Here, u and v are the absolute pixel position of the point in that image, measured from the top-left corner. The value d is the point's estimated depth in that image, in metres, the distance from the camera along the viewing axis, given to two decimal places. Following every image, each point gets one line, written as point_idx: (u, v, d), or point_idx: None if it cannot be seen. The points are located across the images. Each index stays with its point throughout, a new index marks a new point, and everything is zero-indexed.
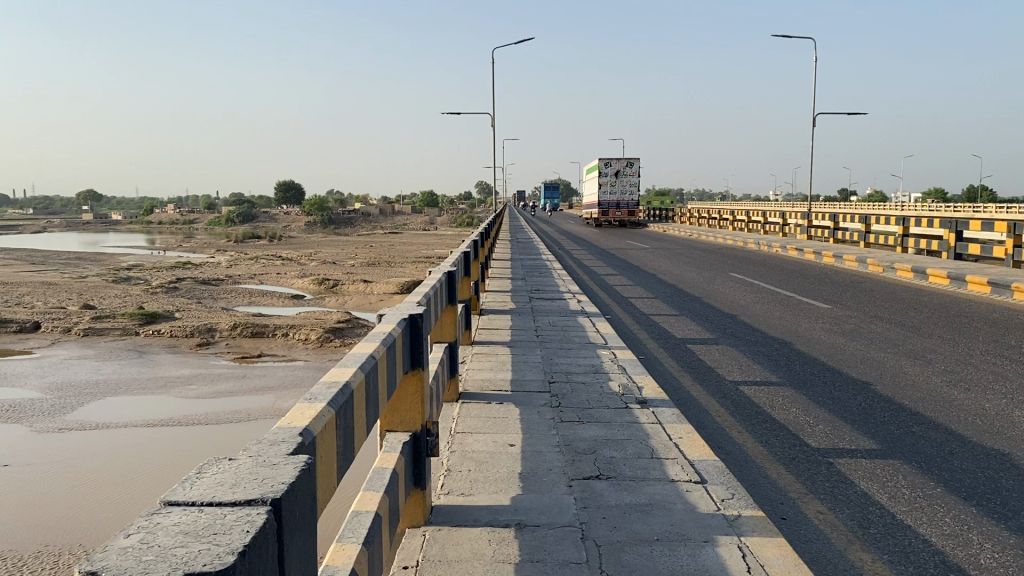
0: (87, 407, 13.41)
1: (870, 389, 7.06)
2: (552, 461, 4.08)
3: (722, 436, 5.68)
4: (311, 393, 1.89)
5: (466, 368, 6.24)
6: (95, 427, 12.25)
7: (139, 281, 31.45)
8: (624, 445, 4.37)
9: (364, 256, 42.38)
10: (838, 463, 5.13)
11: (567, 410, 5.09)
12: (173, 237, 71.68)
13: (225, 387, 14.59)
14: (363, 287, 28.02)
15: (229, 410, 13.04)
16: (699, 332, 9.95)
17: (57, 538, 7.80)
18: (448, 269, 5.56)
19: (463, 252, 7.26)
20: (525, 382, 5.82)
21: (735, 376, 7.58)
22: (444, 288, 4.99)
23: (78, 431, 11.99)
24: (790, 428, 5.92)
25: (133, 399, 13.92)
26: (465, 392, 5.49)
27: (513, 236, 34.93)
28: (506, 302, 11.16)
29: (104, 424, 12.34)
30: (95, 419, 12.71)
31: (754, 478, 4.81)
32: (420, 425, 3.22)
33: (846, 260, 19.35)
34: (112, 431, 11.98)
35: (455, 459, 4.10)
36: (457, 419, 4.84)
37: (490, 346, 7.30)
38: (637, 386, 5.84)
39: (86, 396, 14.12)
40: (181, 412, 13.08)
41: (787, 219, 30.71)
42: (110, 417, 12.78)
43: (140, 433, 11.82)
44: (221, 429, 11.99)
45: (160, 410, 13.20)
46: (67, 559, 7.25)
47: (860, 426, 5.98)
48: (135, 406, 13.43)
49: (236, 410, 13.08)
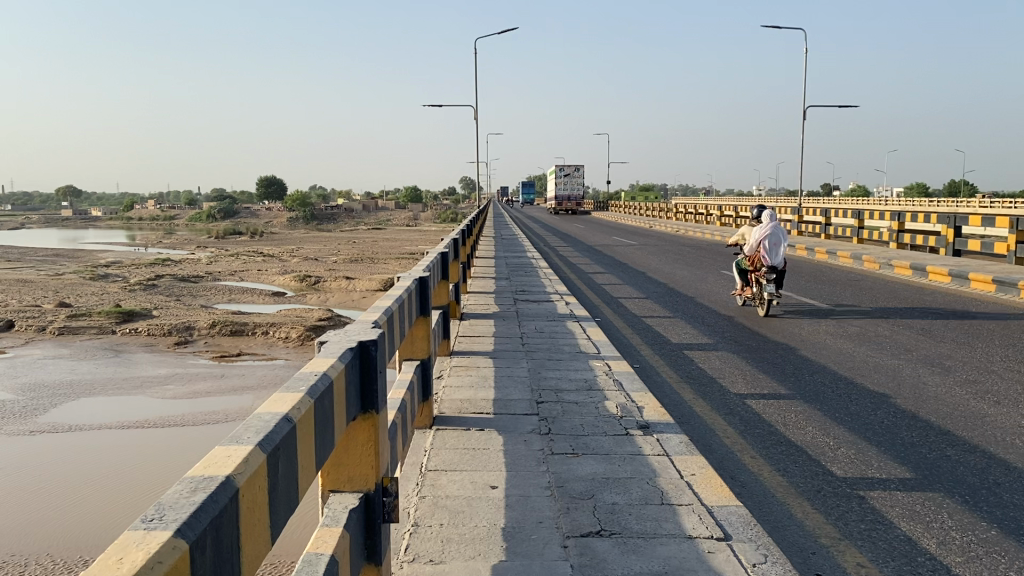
0: (59, 408, 12.62)
1: (891, 404, 6.36)
2: (542, 510, 3.36)
3: (734, 463, 4.96)
4: (156, 510, 1.15)
5: (444, 387, 5.49)
6: (66, 430, 11.40)
7: (117, 279, 30.43)
8: (628, 487, 3.65)
9: (347, 252, 41.54)
10: (870, 498, 4.43)
11: (558, 438, 4.36)
12: (154, 233, 70.62)
13: (202, 387, 13.78)
14: (346, 283, 27.26)
15: (206, 412, 12.23)
16: (698, 336, 9.27)
17: (21, 547, 7.01)
18: (419, 272, 4.81)
19: (440, 253, 6.53)
20: (509, 403, 5.09)
21: (741, 388, 6.86)
22: (413, 296, 4.25)
23: (48, 434, 11.19)
24: (810, 452, 5.23)
25: (106, 400, 13.07)
26: (441, 416, 4.74)
27: (498, 232, 34.14)
28: (490, 304, 10.47)
29: (77, 426, 11.55)
30: (68, 421, 11.94)
31: (777, 520, 4.09)
32: (373, 484, 2.49)
33: (840, 256, 18.74)
34: (80, 434, 11.14)
35: (424, 509, 3.37)
36: (430, 451, 4.10)
37: (471, 357, 6.58)
38: (637, 406, 5.12)
39: (58, 397, 13.32)
40: (156, 413, 12.24)
41: (777, 213, 30.10)
42: (83, 419, 11.93)
43: (112, 435, 11.02)
44: (191, 430, 11.20)
45: (133, 412, 12.35)
46: (33, 569, 6.51)
47: (886, 448, 5.29)
48: (108, 408, 12.59)
49: (215, 410, 12.31)
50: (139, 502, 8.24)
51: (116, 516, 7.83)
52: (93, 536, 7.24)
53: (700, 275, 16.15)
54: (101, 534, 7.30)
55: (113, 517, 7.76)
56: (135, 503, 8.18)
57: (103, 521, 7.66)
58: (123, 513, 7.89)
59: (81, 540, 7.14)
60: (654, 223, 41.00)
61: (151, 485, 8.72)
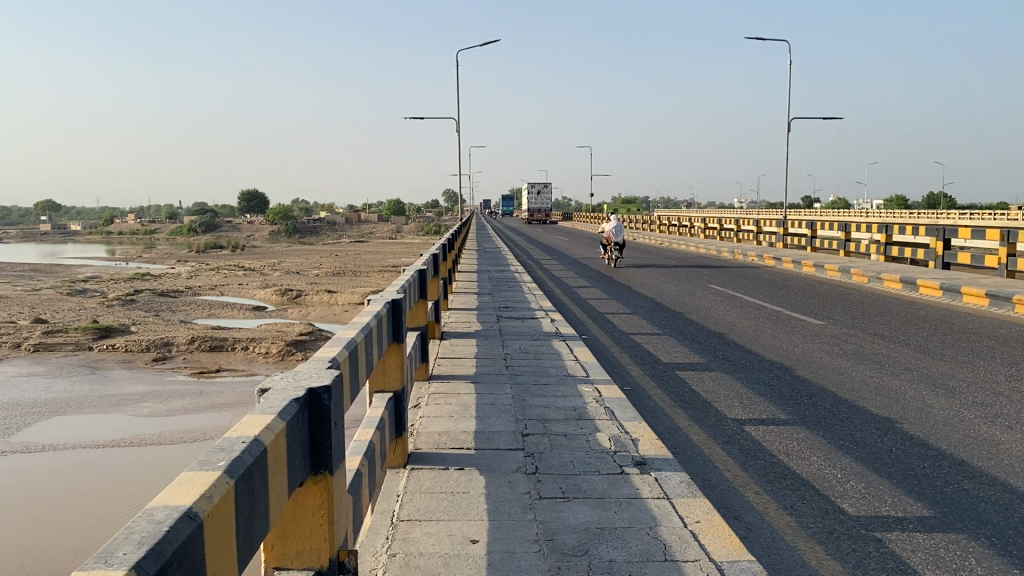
0: (33, 427, 12.05)
1: (897, 430, 5.97)
2: (529, 571, 2.94)
3: (738, 501, 4.55)
4: None
5: (421, 417, 5.06)
6: (41, 449, 10.88)
7: (95, 294, 29.68)
8: (627, 539, 3.24)
9: (329, 266, 40.92)
10: (889, 541, 4.02)
11: (546, 479, 3.94)
12: (134, 248, 69.71)
13: (180, 405, 13.24)
14: (328, 297, 26.73)
15: (184, 429, 11.71)
16: (688, 355, 8.88)
17: None
18: (392, 294, 4.37)
19: (417, 270, 6.08)
20: (493, 436, 4.66)
21: (738, 413, 6.47)
22: (386, 322, 3.80)
23: (20, 454, 10.64)
24: (817, 485, 4.84)
25: (80, 419, 12.51)
26: (418, 453, 4.32)
27: (480, 244, 33.69)
28: (472, 323, 10.05)
29: (51, 445, 11.02)
30: (42, 439, 11.37)
31: (790, 569, 3.69)
32: (325, 561, 2.07)
33: (828, 269, 18.45)
34: (54, 453, 10.62)
35: (394, 569, 2.95)
36: (403, 497, 3.66)
37: (453, 383, 6.14)
38: (631, 439, 4.70)
39: (31, 415, 12.76)
40: (132, 431, 11.72)
41: (761, 225, 29.84)
42: (57, 439, 11.39)
43: (89, 455, 10.43)
44: (169, 449, 10.70)
45: (110, 431, 11.80)
46: None
47: (899, 481, 4.90)
48: (82, 427, 12.02)
49: (194, 428, 11.79)
50: (111, 521, 7.78)
51: (94, 537, 7.37)
52: (61, 558, 6.79)
53: (688, 289, 15.78)
54: (69, 556, 6.85)
55: (84, 538, 7.30)
56: (107, 523, 7.72)
57: (72, 542, 7.20)
58: (93, 534, 7.42)
59: (48, 562, 6.69)
60: (638, 236, 40.70)
61: (133, 505, 8.24)
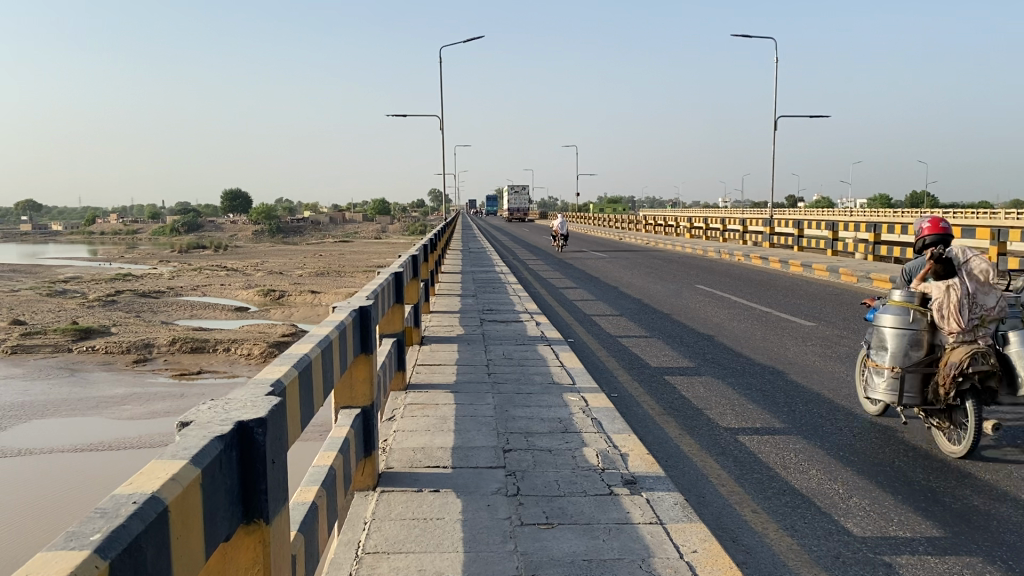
0: (7, 431, 11.60)
1: (900, 440, 5.67)
2: None
3: (735, 522, 4.23)
4: None
5: (395, 432, 4.71)
6: (17, 453, 10.46)
7: (75, 295, 29.01)
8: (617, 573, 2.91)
9: (314, 266, 40.32)
10: (900, 566, 3.72)
11: (527, 502, 3.61)
12: (118, 248, 68.83)
13: (160, 408, 12.80)
14: (312, 299, 26.23)
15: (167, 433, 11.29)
16: (677, 359, 8.55)
17: None
18: (360, 300, 4.02)
19: (393, 275, 5.73)
20: (472, 452, 4.33)
21: (730, 422, 6.15)
22: (350, 331, 3.46)
23: None
24: (817, 502, 4.53)
25: (57, 423, 12.05)
26: (390, 473, 3.96)
27: (466, 245, 33.25)
28: (455, 326, 9.71)
29: (28, 449, 10.59)
30: (15, 444, 10.92)
31: None
32: None
33: (817, 269, 18.21)
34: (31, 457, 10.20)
35: None
36: (371, 524, 3.33)
37: (433, 393, 5.78)
38: (619, 454, 4.38)
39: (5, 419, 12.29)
40: (111, 435, 11.30)
41: (748, 225, 29.63)
42: (33, 443, 10.94)
43: (64, 459, 10.01)
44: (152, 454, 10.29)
45: (87, 434, 11.37)
46: None
47: (908, 497, 4.59)
48: (59, 431, 11.57)
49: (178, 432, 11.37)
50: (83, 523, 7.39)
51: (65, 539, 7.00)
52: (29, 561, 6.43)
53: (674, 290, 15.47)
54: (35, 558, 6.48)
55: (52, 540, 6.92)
56: None
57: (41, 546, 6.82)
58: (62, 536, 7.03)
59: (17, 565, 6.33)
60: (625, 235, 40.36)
61: None
